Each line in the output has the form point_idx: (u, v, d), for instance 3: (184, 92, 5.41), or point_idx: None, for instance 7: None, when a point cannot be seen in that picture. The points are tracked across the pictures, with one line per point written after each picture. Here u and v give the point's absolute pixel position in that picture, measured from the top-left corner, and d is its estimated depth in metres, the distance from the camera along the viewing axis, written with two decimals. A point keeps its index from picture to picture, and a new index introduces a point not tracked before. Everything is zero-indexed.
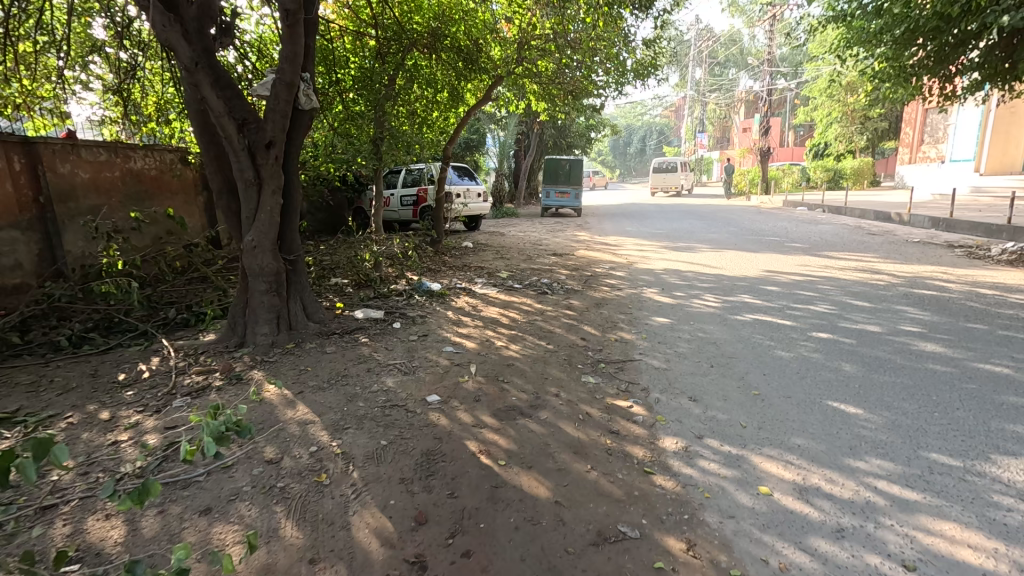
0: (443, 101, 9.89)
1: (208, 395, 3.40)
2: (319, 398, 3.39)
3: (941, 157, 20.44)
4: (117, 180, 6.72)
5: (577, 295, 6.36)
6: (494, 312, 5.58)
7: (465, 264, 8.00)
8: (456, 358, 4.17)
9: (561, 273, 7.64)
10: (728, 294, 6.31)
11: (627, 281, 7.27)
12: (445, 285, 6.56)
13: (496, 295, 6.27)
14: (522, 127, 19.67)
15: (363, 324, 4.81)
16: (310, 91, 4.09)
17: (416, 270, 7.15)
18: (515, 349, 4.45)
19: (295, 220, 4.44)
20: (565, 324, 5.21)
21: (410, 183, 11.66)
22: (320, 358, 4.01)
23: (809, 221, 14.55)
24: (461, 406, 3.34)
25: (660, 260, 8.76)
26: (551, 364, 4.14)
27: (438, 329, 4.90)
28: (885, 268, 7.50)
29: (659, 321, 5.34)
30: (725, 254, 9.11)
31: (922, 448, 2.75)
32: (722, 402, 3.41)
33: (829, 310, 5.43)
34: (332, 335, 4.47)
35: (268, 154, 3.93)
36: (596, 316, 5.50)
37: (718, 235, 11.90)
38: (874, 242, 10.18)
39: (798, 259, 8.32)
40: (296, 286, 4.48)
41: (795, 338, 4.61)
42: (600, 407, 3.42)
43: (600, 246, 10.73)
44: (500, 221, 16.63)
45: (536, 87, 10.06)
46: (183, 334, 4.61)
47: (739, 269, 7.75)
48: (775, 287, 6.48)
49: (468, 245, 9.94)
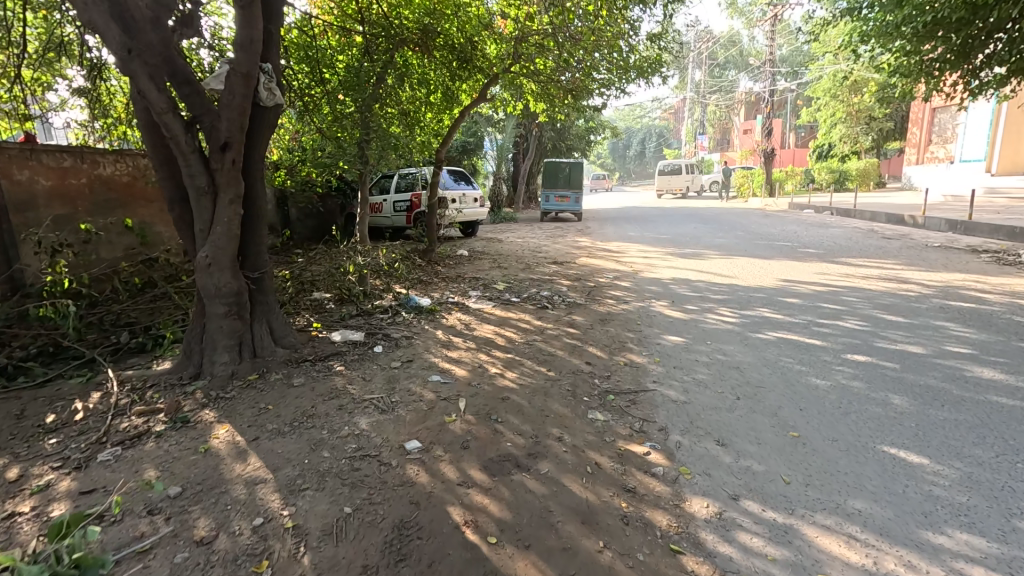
0: (437, 102, 9.43)
1: (144, 444, 2.86)
2: (276, 447, 2.83)
3: (950, 157, 20.01)
4: (83, 188, 6.19)
5: (580, 309, 5.83)
6: (489, 331, 5.04)
7: (459, 275, 7.47)
8: (443, 391, 3.63)
9: (562, 284, 7.10)
10: (745, 307, 5.77)
11: (633, 292, 6.75)
12: (435, 300, 6.02)
13: (492, 311, 5.74)
14: (520, 129, 19.20)
15: (341, 348, 4.27)
16: (274, 85, 3.55)
17: (406, 283, 6.62)
18: (512, 378, 3.91)
19: (263, 233, 3.90)
20: (568, 345, 4.67)
21: (404, 188, 11.10)
22: (285, 392, 3.46)
23: (818, 223, 14.06)
24: (445, 457, 2.80)
25: (667, 268, 8.24)
26: (552, 396, 3.60)
27: (425, 353, 4.36)
28: (911, 276, 6.97)
29: (672, 340, 4.80)
30: (736, 261, 8.60)
31: (1017, 517, 2.21)
32: (755, 448, 2.87)
33: (861, 326, 4.89)
34: (302, 362, 3.92)
35: (225, 156, 3.39)
36: (601, 335, 4.96)
37: (725, 240, 11.39)
38: (892, 246, 9.67)
39: (816, 266, 7.79)
40: (262, 306, 3.94)
41: (828, 361, 4.06)
42: (611, 455, 2.88)
43: (603, 252, 10.21)
44: (498, 226, 16.11)
45: (534, 86, 9.54)
46: (135, 363, 4.07)
47: (753, 278, 7.23)
48: (796, 299, 5.95)
49: (464, 253, 9.43)
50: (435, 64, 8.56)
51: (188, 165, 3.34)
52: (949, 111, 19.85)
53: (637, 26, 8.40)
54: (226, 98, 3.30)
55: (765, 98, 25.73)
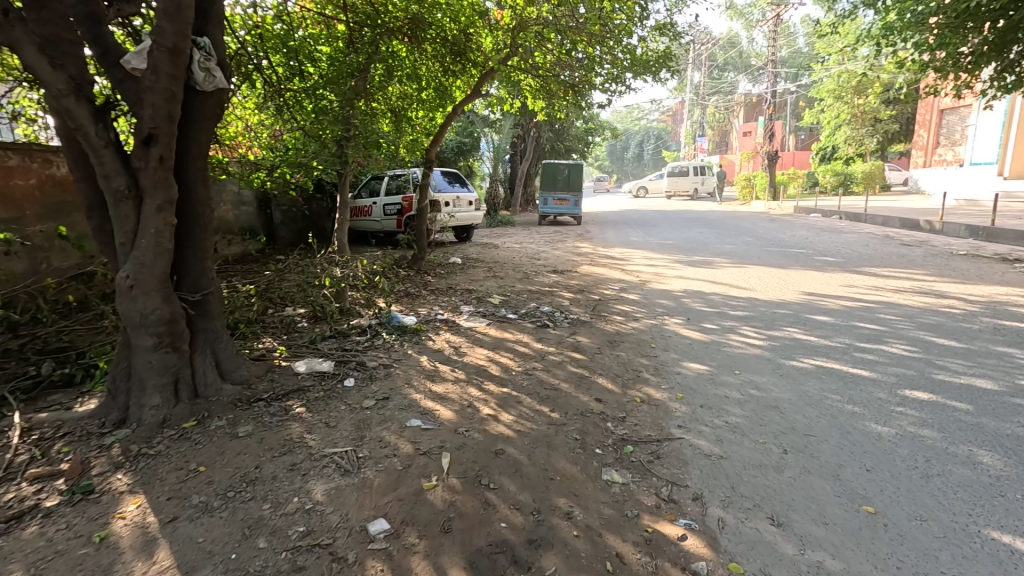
0: (429, 99, 8.86)
1: (25, 528, 2.19)
2: (198, 532, 2.16)
3: (960, 160, 19.55)
4: (32, 190, 5.47)
5: (585, 328, 5.16)
6: (482, 356, 4.37)
7: (450, 286, 6.80)
8: (423, 442, 2.96)
9: (563, 297, 6.43)
10: (771, 326, 5.12)
11: (643, 306, 6.09)
12: (422, 317, 5.34)
13: (485, 330, 5.07)
14: (517, 130, 18.58)
15: (305, 383, 3.58)
16: (214, 64, 2.87)
17: (390, 297, 5.95)
18: (509, 421, 3.23)
19: (208, 245, 3.22)
20: (573, 375, 4.01)
21: (394, 190, 10.40)
22: (225, 446, 2.77)
23: (829, 228, 13.47)
24: (420, 547, 2.13)
25: (676, 279, 7.60)
26: (558, 448, 2.93)
27: (405, 387, 3.69)
28: (947, 289, 6.34)
29: (694, 369, 4.15)
30: (750, 270, 7.96)
31: None
32: (824, 531, 2.22)
33: (911, 353, 4.24)
34: (255, 403, 3.24)
35: (149, 152, 2.72)
36: (611, 362, 4.30)
37: (734, 247, 10.76)
38: (915, 255, 9.05)
39: (839, 277, 7.16)
40: (205, 334, 3.24)
41: (885, 400, 3.42)
42: (637, 540, 2.22)
43: (606, 260, 9.56)
44: (494, 230, 15.43)
45: (532, 80, 8.88)
46: (55, 401, 3.39)
47: (773, 290, 6.58)
48: (827, 317, 5.30)
49: (457, 260, 8.74)
50: (426, 57, 7.94)
51: (100, 162, 2.67)
52: (960, 114, 19.47)
53: (648, 13, 7.72)
54: (148, 79, 2.62)
55: (766, 100, 25.25)
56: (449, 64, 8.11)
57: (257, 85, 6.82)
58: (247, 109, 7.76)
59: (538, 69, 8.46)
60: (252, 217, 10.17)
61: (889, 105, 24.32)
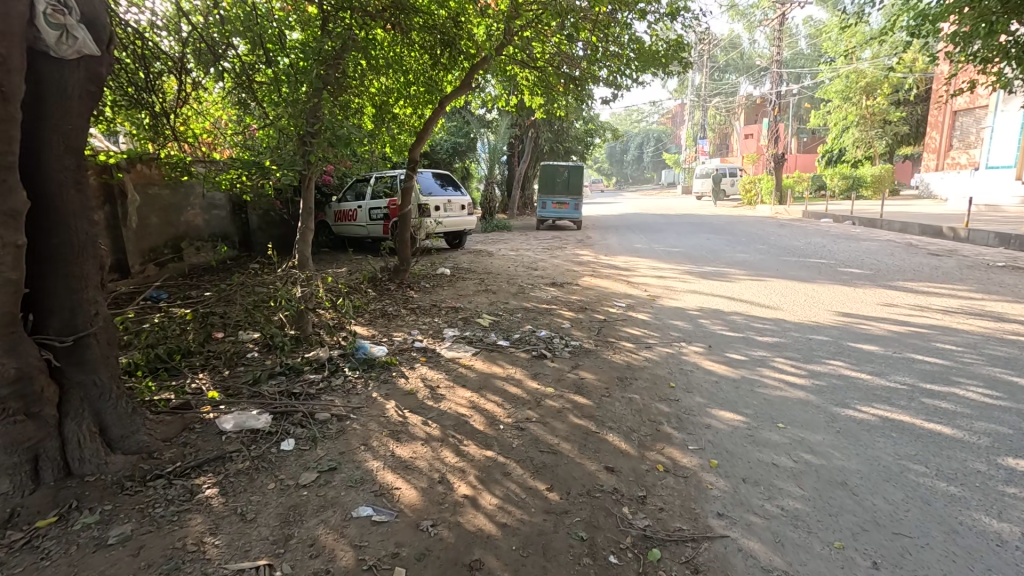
0: (418, 95, 8.23)
1: None
2: None
3: (975, 164, 18.93)
4: None
5: (589, 360, 4.33)
6: (462, 400, 3.54)
7: (434, 303, 5.97)
8: (371, 547, 2.13)
9: (563, 318, 5.61)
10: (810, 358, 4.31)
11: (656, 329, 5.29)
12: (396, 345, 4.52)
13: (470, 362, 4.24)
14: (515, 130, 17.86)
15: (229, 446, 2.76)
16: (75, 19, 2.06)
17: (362, 319, 5.13)
18: (492, 508, 2.41)
19: (87, 269, 2.40)
20: (576, 429, 3.18)
21: (380, 193, 9.60)
22: (79, 566, 1.94)
23: (846, 235, 12.70)
24: None
25: (689, 295, 6.78)
26: (556, 558, 2.11)
27: (360, 451, 2.85)
28: (1003, 310, 5.52)
29: (726, 419, 3.33)
30: (772, 284, 7.17)
31: None
32: None
33: (994, 400, 3.42)
34: (153, 482, 2.42)
35: None
36: (624, 409, 3.47)
37: (747, 256, 9.99)
38: (948, 267, 8.24)
39: (875, 294, 6.35)
40: (83, 392, 2.40)
41: (989, 476, 2.60)
42: None
43: (609, 270, 8.74)
44: (490, 236, 14.61)
45: (528, 71, 8.14)
46: None
47: (803, 310, 5.75)
48: (875, 346, 4.48)
49: (445, 271, 7.94)
50: (411, 46, 7.25)
51: None
52: (975, 116, 18.93)
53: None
54: None
55: (769, 101, 24.59)
56: (435, 54, 7.38)
57: (225, 77, 6.02)
58: (210, 101, 6.89)
59: (534, 62, 7.63)
60: (225, 222, 9.41)
61: (899, 106, 23.63)
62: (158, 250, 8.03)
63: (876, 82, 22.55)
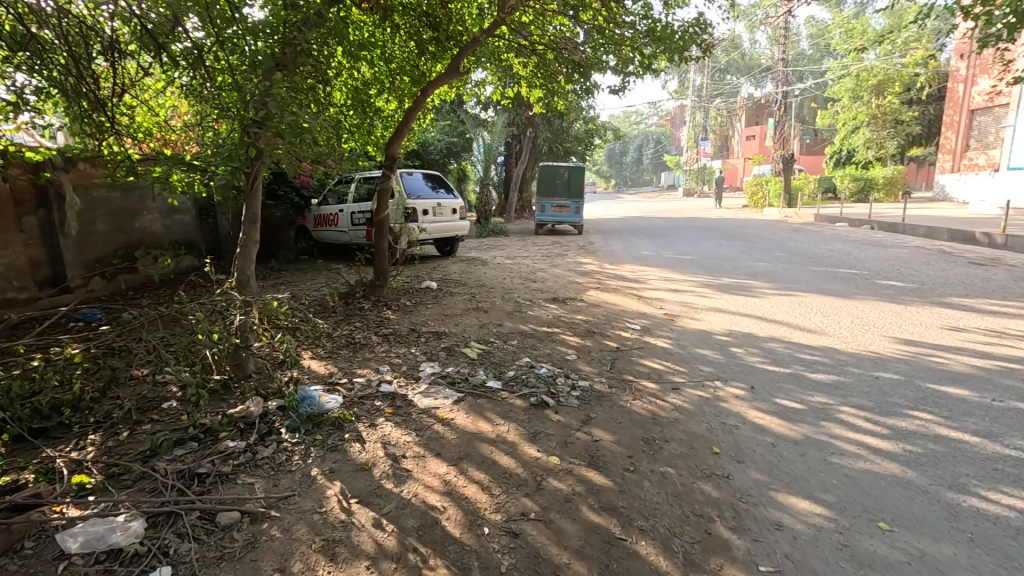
0: (404, 86, 7.25)
1: None
2: None
3: (992, 165, 18.36)
4: None
5: (602, 409, 3.37)
6: (433, 480, 2.57)
7: (413, 327, 5.00)
8: None
9: (567, 346, 4.63)
10: (887, 408, 3.35)
11: (682, 361, 4.33)
12: (355, 389, 3.55)
13: (448, 415, 3.26)
14: (513, 128, 16.96)
15: None
16: None
17: (319, 353, 4.16)
18: None
19: None
20: (593, 536, 2.21)
21: (362, 195, 8.67)
22: None
23: (869, 241, 11.80)
24: None
25: (712, 314, 5.80)
26: None
27: None
28: None
29: (803, 512, 2.38)
30: (806, 300, 6.24)
31: None
32: None
33: None
34: None
35: None
36: (658, 494, 2.51)
37: (767, 264, 9.07)
38: (1001, 279, 7.25)
39: (931, 314, 5.41)
40: None
41: None
42: None
43: (616, 282, 7.82)
44: (487, 241, 13.67)
45: (526, 58, 7.18)
46: None
47: (855, 337, 4.78)
48: (965, 391, 3.53)
49: (430, 284, 7.00)
50: (391, 26, 6.27)
51: None
52: (994, 116, 18.21)
53: None
54: None
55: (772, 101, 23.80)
56: (420, 36, 6.40)
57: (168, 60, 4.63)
58: (158, 88, 5.80)
59: (531, 46, 6.75)
60: (189, 228, 8.49)
61: (910, 106, 22.81)
62: (105, 260, 7.06)
63: (887, 81, 21.74)
